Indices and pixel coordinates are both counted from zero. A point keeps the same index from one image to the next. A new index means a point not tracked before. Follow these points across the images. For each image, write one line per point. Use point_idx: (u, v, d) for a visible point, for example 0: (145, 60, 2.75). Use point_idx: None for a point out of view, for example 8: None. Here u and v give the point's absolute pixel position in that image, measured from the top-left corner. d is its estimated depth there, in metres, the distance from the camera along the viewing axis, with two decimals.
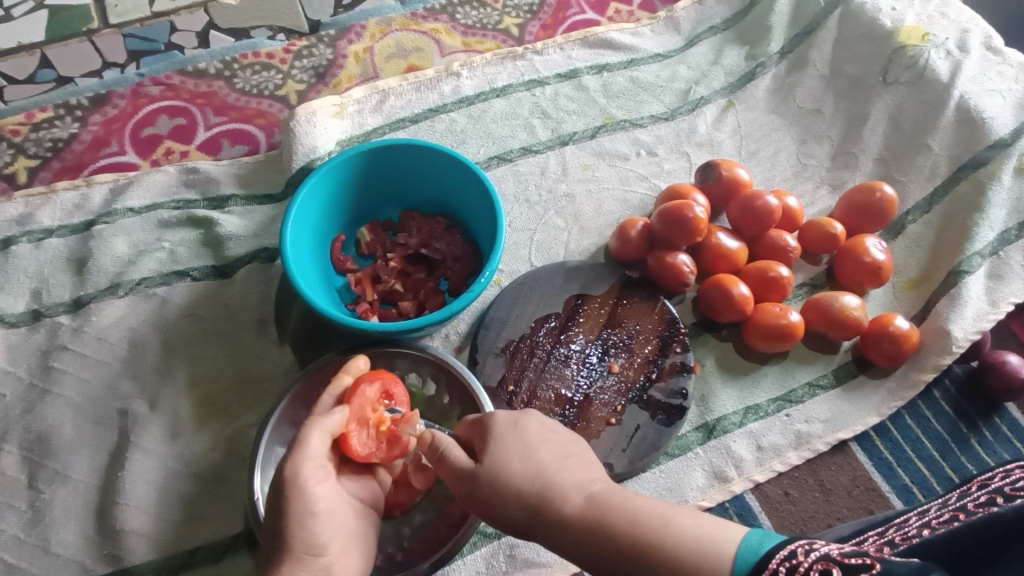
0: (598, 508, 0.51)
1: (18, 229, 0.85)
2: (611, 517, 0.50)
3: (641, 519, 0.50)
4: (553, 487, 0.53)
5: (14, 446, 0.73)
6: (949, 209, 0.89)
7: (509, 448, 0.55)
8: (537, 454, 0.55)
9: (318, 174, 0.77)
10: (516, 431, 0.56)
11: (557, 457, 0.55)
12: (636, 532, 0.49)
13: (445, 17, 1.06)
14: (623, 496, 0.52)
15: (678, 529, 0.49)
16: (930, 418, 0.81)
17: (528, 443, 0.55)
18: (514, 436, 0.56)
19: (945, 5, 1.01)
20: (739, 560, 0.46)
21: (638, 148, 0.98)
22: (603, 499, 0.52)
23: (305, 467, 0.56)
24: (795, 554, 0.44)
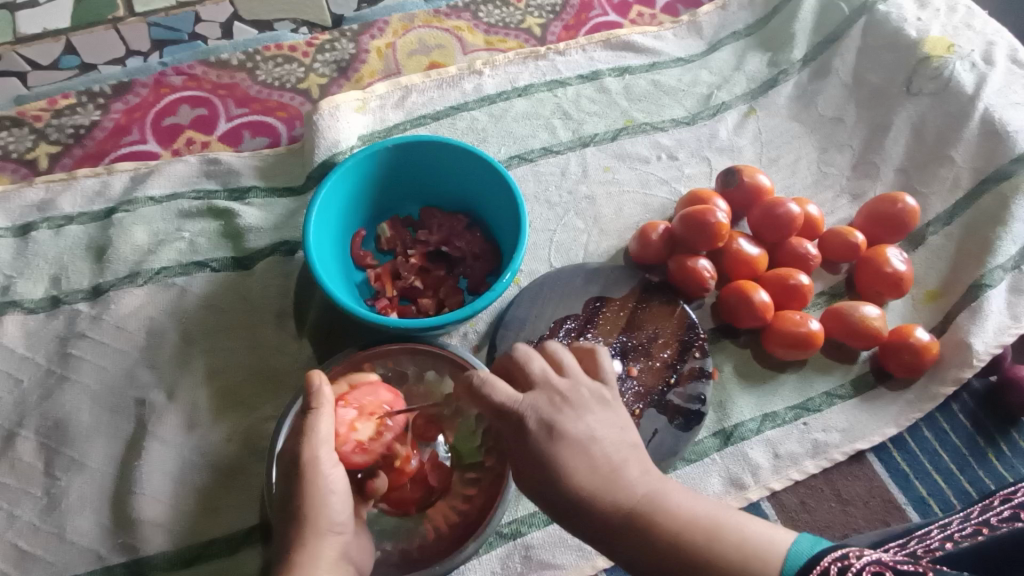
0: (643, 519, 0.50)
1: (39, 215, 0.85)
2: (656, 529, 0.49)
3: (689, 538, 0.49)
4: (603, 489, 0.52)
5: (31, 433, 0.73)
6: (971, 221, 0.89)
7: (558, 445, 0.52)
8: (587, 454, 0.52)
9: (343, 168, 0.77)
10: (565, 428, 0.53)
11: (610, 454, 0.53)
12: (682, 547, 0.48)
13: (468, 15, 1.06)
14: (673, 505, 0.50)
15: (727, 546, 0.48)
16: (948, 431, 0.80)
17: (579, 441, 0.53)
18: (563, 434, 0.53)
19: (971, 16, 1.01)
20: (789, 562, 0.46)
21: (659, 151, 0.97)
22: (649, 511, 0.50)
23: (319, 452, 0.57)
24: (847, 556, 0.45)
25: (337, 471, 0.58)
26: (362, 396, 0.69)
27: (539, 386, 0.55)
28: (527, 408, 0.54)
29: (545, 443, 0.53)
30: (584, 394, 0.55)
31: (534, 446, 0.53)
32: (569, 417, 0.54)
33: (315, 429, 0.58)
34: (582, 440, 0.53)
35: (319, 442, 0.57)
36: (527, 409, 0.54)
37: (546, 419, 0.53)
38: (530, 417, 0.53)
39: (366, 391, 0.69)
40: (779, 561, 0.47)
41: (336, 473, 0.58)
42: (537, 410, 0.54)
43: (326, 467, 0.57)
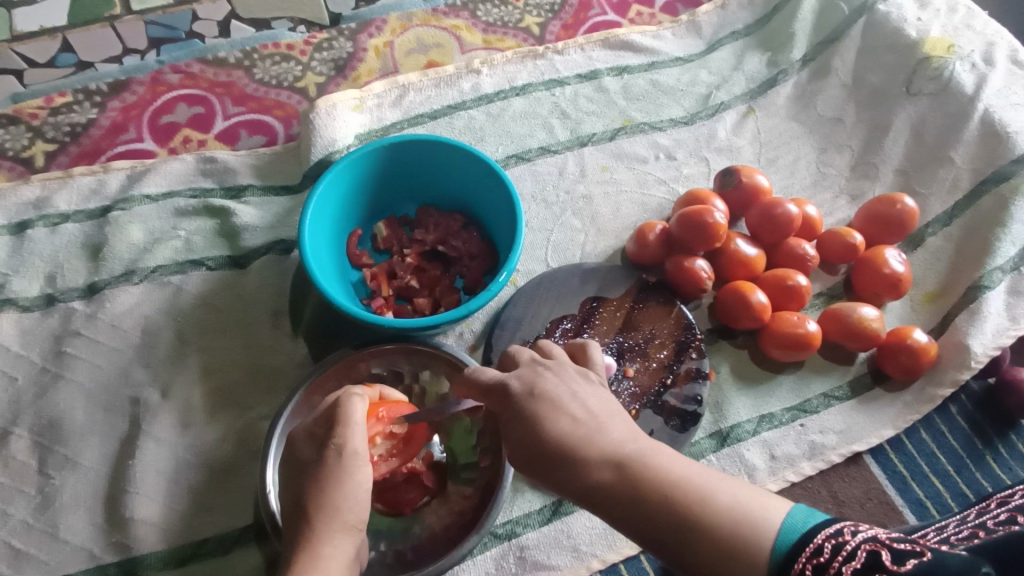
0: (630, 475, 0.49)
1: (34, 213, 0.84)
2: (643, 485, 0.49)
3: (676, 495, 0.48)
4: (589, 443, 0.51)
5: (24, 431, 0.73)
6: (970, 222, 0.89)
7: (542, 405, 0.53)
8: (569, 410, 0.53)
9: (339, 166, 0.76)
10: (549, 388, 0.54)
11: (595, 412, 0.53)
12: (668, 502, 0.48)
13: (467, 13, 1.06)
14: (662, 463, 0.50)
15: (715, 506, 0.47)
16: (946, 433, 0.80)
17: (562, 399, 0.54)
18: (544, 394, 0.54)
19: (972, 16, 1.00)
20: (783, 532, 0.45)
21: (657, 151, 0.97)
22: (637, 466, 0.50)
23: (357, 446, 0.58)
24: (841, 533, 0.44)
25: (366, 469, 0.58)
26: (393, 411, 0.67)
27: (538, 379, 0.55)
28: (511, 376, 0.56)
29: (529, 402, 0.54)
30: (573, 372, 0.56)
31: (517, 406, 0.54)
32: (562, 407, 0.53)
33: (353, 421, 0.58)
34: (565, 399, 0.54)
35: (354, 436, 0.58)
36: (512, 377, 0.56)
37: (529, 382, 0.55)
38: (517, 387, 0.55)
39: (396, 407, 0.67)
40: (772, 530, 0.46)
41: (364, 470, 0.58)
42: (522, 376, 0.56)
43: (358, 464, 0.57)
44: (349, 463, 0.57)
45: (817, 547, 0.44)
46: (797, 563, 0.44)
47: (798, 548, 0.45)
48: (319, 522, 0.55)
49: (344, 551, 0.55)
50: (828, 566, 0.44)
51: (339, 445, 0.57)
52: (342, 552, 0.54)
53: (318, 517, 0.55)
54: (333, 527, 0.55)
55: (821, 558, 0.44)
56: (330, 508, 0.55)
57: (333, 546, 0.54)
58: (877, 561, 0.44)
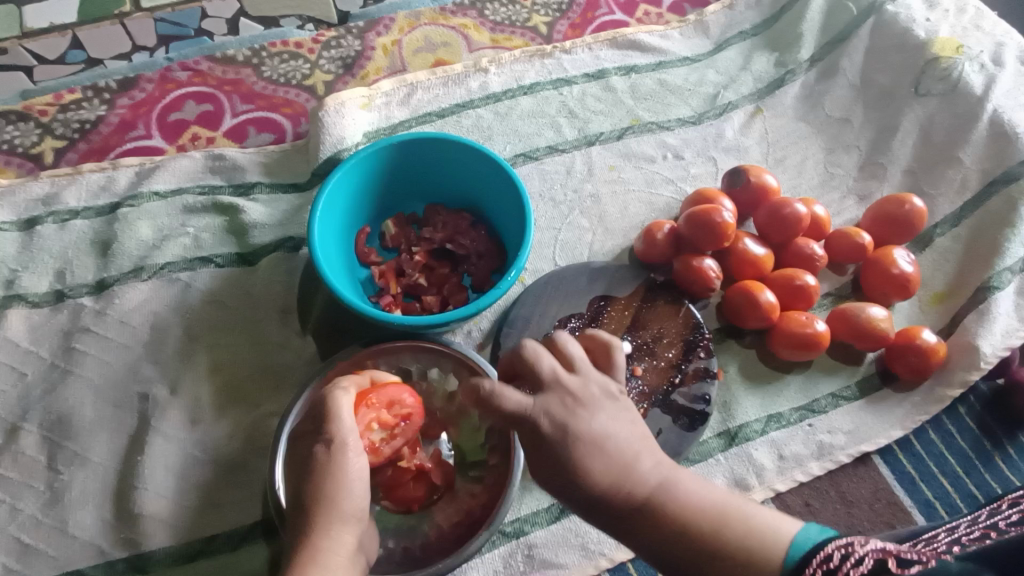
0: (657, 509, 0.51)
1: (43, 209, 0.85)
2: (669, 518, 0.50)
3: (699, 525, 0.50)
4: (620, 480, 0.52)
5: (34, 426, 0.73)
6: (979, 223, 0.89)
7: (575, 441, 0.52)
8: (600, 449, 0.52)
9: (348, 164, 0.76)
10: (581, 427, 0.53)
11: (624, 449, 0.53)
12: (693, 533, 0.49)
13: (474, 12, 1.06)
14: (685, 494, 0.51)
15: (736, 533, 0.49)
16: (955, 434, 0.80)
17: (595, 437, 0.53)
18: (578, 436, 0.53)
19: (981, 17, 1.00)
20: (793, 547, 0.47)
21: (665, 151, 0.97)
22: (663, 499, 0.51)
23: (346, 438, 0.57)
24: (852, 543, 0.45)
25: (361, 457, 0.57)
26: (385, 395, 0.66)
27: (551, 387, 0.55)
28: (540, 412, 0.53)
29: (562, 446, 0.52)
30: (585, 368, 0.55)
31: (548, 447, 0.53)
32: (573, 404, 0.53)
33: (338, 414, 0.58)
34: (597, 439, 0.53)
35: (342, 429, 0.58)
36: (540, 413, 0.53)
37: (560, 422, 0.53)
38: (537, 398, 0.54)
39: (390, 390, 0.67)
40: (784, 547, 0.48)
41: (359, 459, 0.57)
42: (547, 403, 0.54)
43: (351, 452, 0.57)
44: (341, 454, 0.57)
45: (827, 557, 0.45)
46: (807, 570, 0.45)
47: (808, 558, 0.46)
48: (318, 516, 0.54)
49: (346, 543, 0.55)
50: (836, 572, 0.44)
51: (328, 439, 0.57)
52: (344, 544, 0.54)
53: (318, 508, 0.55)
54: (332, 519, 0.55)
55: (830, 565, 0.45)
56: (327, 500, 0.55)
57: (333, 538, 0.54)
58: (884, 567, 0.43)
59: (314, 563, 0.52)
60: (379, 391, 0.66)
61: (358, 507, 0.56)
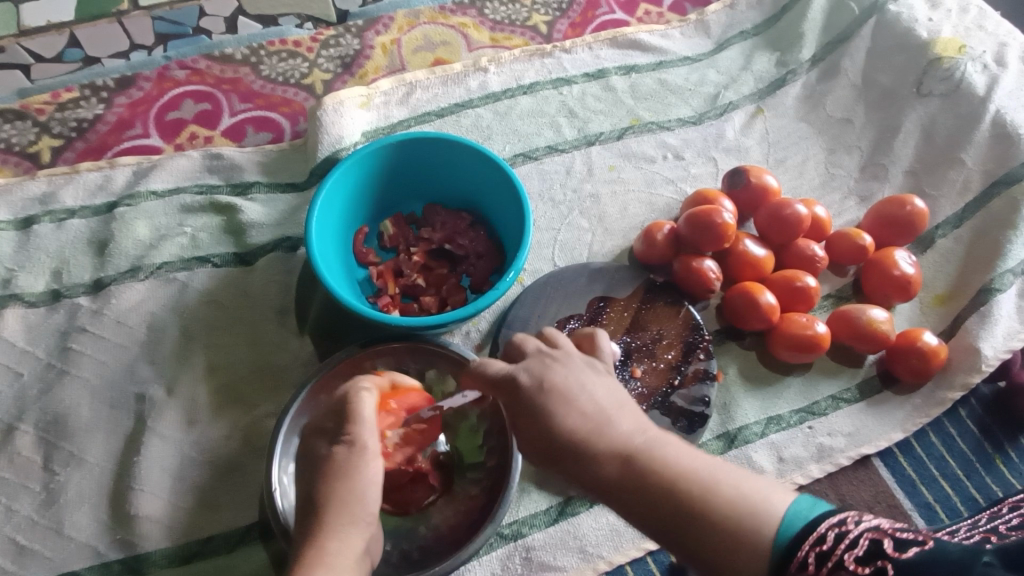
0: (637, 471, 0.49)
1: (40, 209, 0.84)
2: (649, 479, 0.49)
3: (680, 488, 0.48)
4: (598, 436, 0.51)
5: (30, 427, 0.72)
6: (981, 225, 0.88)
7: (549, 396, 0.53)
8: (578, 403, 0.53)
9: (347, 164, 0.76)
10: (556, 379, 0.54)
11: (603, 405, 0.53)
12: (674, 495, 0.48)
13: (474, 11, 1.05)
14: (668, 457, 0.50)
15: (720, 498, 0.47)
16: (955, 436, 0.79)
17: (572, 387, 0.53)
18: (553, 388, 0.53)
19: (983, 17, 1.00)
20: (785, 522, 0.45)
21: (665, 151, 0.97)
22: (644, 460, 0.50)
23: (366, 442, 0.57)
24: (844, 522, 0.43)
25: (377, 464, 0.58)
26: (406, 403, 0.66)
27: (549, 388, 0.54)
28: (519, 368, 0.55)
29: (537, 395, 0.53)
30: (582, 370, 0.55)
31: (525, 401, 0.54)
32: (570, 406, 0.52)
33: (361, 417, 0.58)
34: (574, 391, 0.53)
35: (364, 433, 0.58)
36: (520, 370, 0.55)
37: (538, 375, 0.54)
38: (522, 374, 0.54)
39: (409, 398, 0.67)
40: (775, 519, 0.46)
41: (375, 464, 0.58)
42: (529, 366, 0.55)
43: (369, 459, 0.57)
44: (360, 458, 0.57)
45: (821, 537, 0.43)
46: (800, 551, 0.43)
47: (800, 538, 0.44)
48: (329, 517, 0.55)
49: (353, 547, 0.55)
50: (829, 555, 0.42)
51: (351, 441, 0.57)
52: (350, 548, 0.54)
53: (327, 510, 0.55)
54: (342, 522, 0.55)
55: (824, 547, 0.43)
56: (337, 502, 0.55)
57: (341, 541, 0.54)
58: (878, 549, 0.42)
59: (322, 565, 0.52)
60: (399, 397, 0.66)
61: (370, 512, 0.56)
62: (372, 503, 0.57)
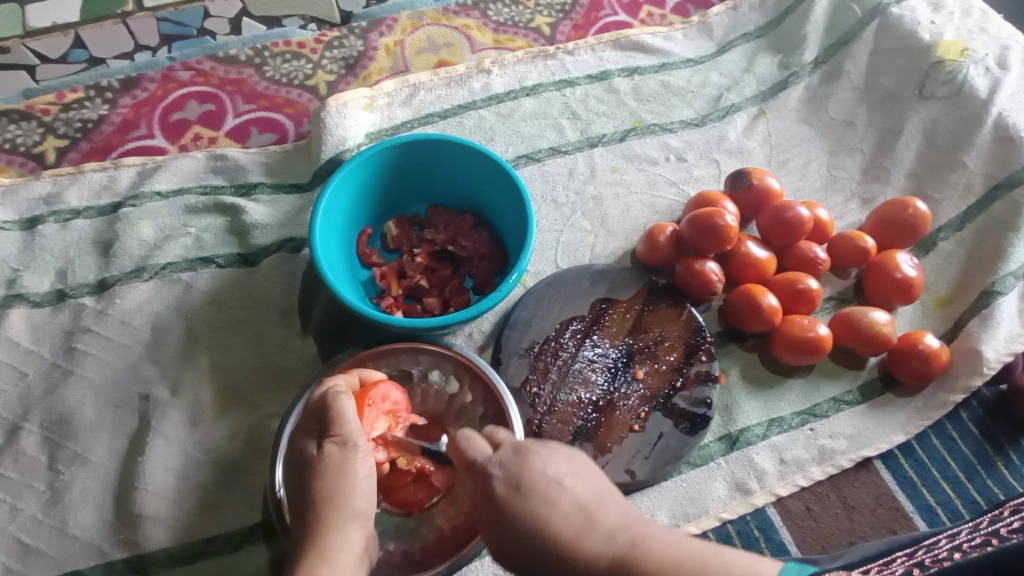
0: (627, 569, 0.49)
1: (45, 209, 0.85)
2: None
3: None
4: (583, 535, 0.51)
5: (35, 426, 0.73)
6: (983, 228, 0.88)
7: (528, 500, 0.53)
8: (558, 502, 0.52)
9: (350, 165, 0.76)
10: (532, 475, 0.54)
11: (582, 501, 0.53)
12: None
13: (477, 13, 1.06)
14: (656, 551, 0.50)
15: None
16: (957, 439, 0.80)
17: (547, 483, 0.53)
18: (531, 487, 0.53)
19: (986, 20, 1.00)
20: None
21: (667, 153, 0.97)
22: (632, 557, 0.50)
23: (355, 439, 0.58)
24: None
25: (367, 459, 0.58)
26: (380, 393, 0.67)
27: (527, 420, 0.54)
28: (494, 464, 0.55)
29: (515, 501, 0.53)
30: None
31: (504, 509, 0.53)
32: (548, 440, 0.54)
33: (344, 418, 0.59)
34: (552, 488, 0.53)
35: (350, 431, 0.58)
36: (494, 464, 0.55)
37: (514, 474, 0.54)
38: (496, 471, 0.54)
39: (381, 387, 0.67)
40: None
41: (367, 460, 0.59)
42: (503, 462, 0.55)
43: (359, 455, 0.58)
44: (351, 455, 0.58)
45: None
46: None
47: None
48: (327, 514, 0.56)
49: (354, 541, 0.56)
50: None
51: (341, 440, 0.58)
52: (352, 543, 0.56)
53: (324, 508, 0.56)
54: (341, 518, 0.56)
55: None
56: (332, 498, 0.56)
57: (343, 537, 0.56)
58: None
59: (325, 562, 0.54)
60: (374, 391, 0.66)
61: (366, 506, 0.57)
62: (367, 496, 0.58)
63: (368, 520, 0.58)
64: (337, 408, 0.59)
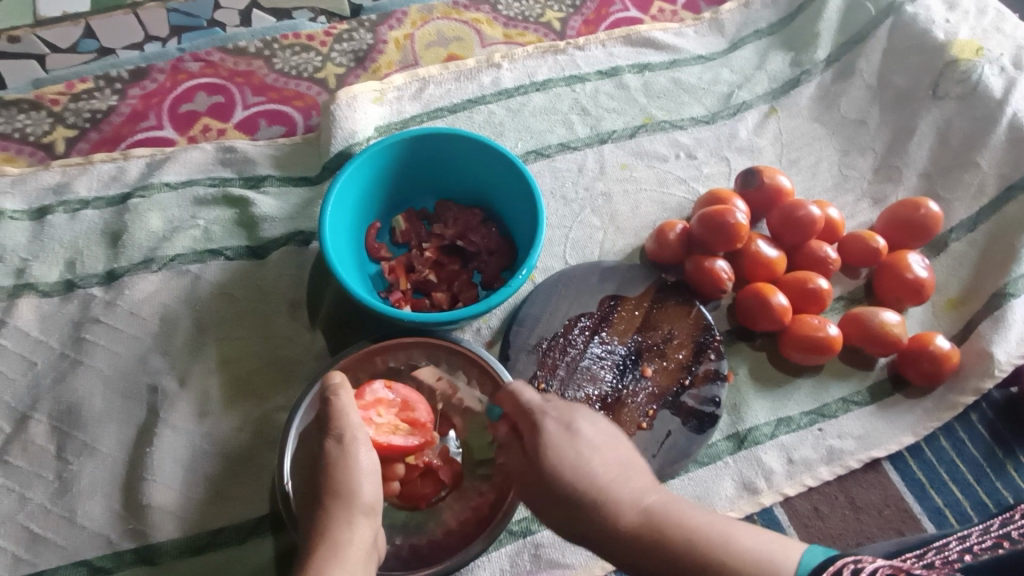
0: (652, 518, 0.50)
1: (55, 198, 0.85)
2: (663, 529, 0.49)
3: (695, 539, 0.48)
4: (616, 485, 0.54)
5: (43, 416, 0.73)
6: (996, 228, 0.88)
7: (576, 441, 0.57)
8: (602, 451, 0.56)
9: (361, 159, 0.76)
10: (581, 427, 0.58)
11: (622, 457, 0.56)
12: (691, 548, 0.48)
13: (487, 7, 1.05)
14: (681, 511, 0.50)
15: (737, 554, 0.47)
16: (966, 441, 0.79)
17: (591, 441, 0.57)
18: (579, 431, 0.57)
19: (1002, 19, 0.99)
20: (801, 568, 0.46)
21: (677, 150, 0.96)
22: (658, 511, 0.51)
23: (354, 434, 0.59)
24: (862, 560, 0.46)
25: (371, 452, 0.60)
26: (400, 400, 0.70)
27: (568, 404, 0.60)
28: (549, 408, 0.59)
29: (562, 437, 0.57)
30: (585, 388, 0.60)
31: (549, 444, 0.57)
32: (585, 418, 0.59)
33: (345, 412, 0.60)
34: (597, 441, 0.57)
35: (349, 427, 0.59)
36: (548, 409, 0.59)
37: (565, 419, 0.58)
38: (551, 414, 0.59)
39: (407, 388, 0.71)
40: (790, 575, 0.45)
41: (368, 454, 0.59)
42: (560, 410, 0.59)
43: (361, 448, 0.59)
44: (352, 448, 0.59)
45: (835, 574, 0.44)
46: None
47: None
48: (337, 509, 0.57)
49: (363, 536, 0.56)
50: None
51: (339, 434, 0.59)
52: (361, 537, 0.56)
53: (333, 503, 0.57)
54: (351, 513, 0.56)
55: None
56: (343, 493, 0.57)
57: (353, 530, 0.56)
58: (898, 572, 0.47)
59: (336, 556, 0.53)
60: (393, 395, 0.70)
61: (375, 500, 0.58)
62: (374, 490, 0.59)
63: (376, 513, 0.58)
64: (335, 402, 0.60)
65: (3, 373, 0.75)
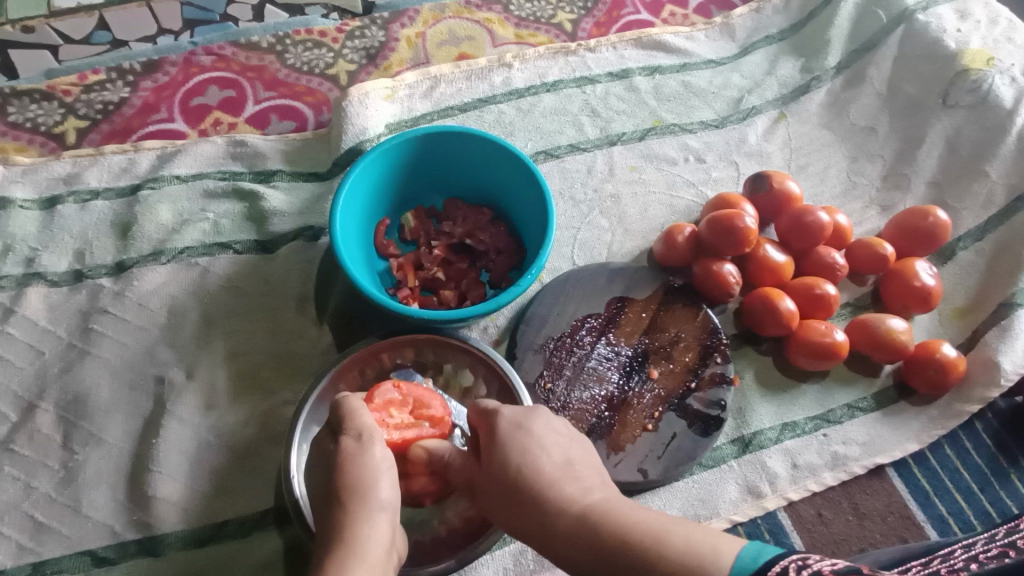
0: (593, 515, 0.53)
1: (65, 188, 0.85)
2: (604, 525, 0.52)
3: (632, 531, 0.51)
4: (563, 482, 0.56)
5: (50, 405, 0.73)
6: (1003, 239, 0.88)
7: (527, 439, 0.59)
8: (550, 451, 0.58)
9: (372, 156, 0.76)
10: (533, 426, 0.60)
11: (570, 456, 0.59)
12: (625, 545, 0.50)
13: (499, 7, 1.05)
14: (622, 510, 0.53)
15: (670, 546, 0.49)
16: (971, 449, 0.79)
17: (540, 440, 0.59)
18: (531, 430, 0.59)
19: (1013, 29, 0.99)
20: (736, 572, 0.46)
21: (687, 153, 0.96)
22: (600, 509, 0.54)
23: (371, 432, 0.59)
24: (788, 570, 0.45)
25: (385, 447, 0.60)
26: (412, 396, 0.69)
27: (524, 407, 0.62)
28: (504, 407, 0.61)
29: (514, 437, 0.59)
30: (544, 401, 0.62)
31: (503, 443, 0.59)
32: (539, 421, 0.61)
33: (359, 412, 0.60)
34: (547, 443, 0.59)
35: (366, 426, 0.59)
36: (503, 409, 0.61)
37: (518, 419, 0.60)
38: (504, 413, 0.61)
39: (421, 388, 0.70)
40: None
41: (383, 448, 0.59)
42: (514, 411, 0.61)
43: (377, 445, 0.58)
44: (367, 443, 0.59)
45: None
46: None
47: None
48: (355, 506, 0.56)
49: (382, 531, 0.56)
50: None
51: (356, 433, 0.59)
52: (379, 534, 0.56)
53: (348, 500, 0.56)
54: (365, 511, 0.56)
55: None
56: (358, 490, 0.57)
57: (371, 527, 0.56)
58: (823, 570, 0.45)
59: (355, 555, 0.54)
60: (405, 392, 0.68)
61: (392, 497, 0.58)
62: (392, 487, 0.58)
63: (392, 509, 0.58)
64: (348, 404, 0.61)
65: (10, 362, 0.75)
